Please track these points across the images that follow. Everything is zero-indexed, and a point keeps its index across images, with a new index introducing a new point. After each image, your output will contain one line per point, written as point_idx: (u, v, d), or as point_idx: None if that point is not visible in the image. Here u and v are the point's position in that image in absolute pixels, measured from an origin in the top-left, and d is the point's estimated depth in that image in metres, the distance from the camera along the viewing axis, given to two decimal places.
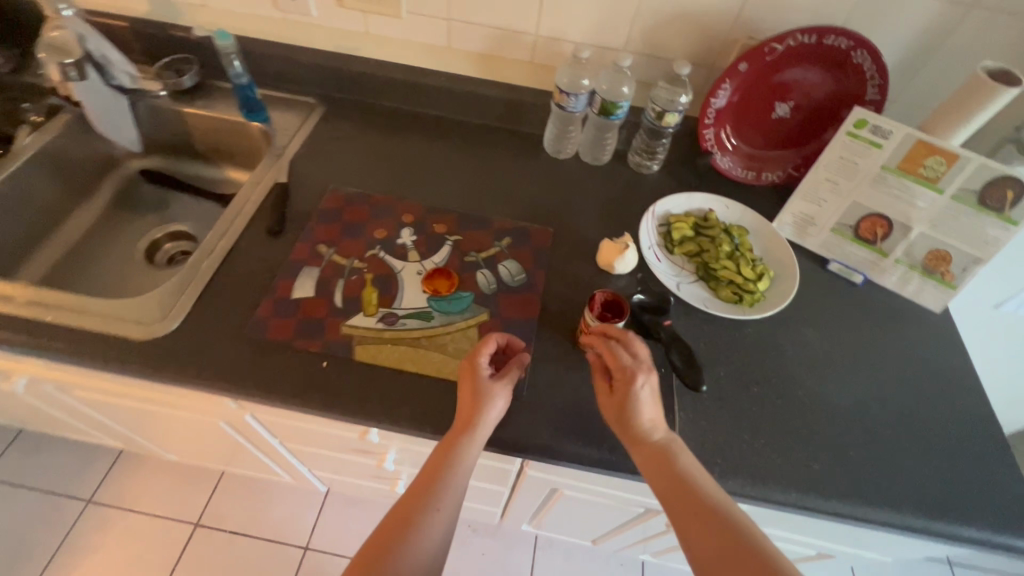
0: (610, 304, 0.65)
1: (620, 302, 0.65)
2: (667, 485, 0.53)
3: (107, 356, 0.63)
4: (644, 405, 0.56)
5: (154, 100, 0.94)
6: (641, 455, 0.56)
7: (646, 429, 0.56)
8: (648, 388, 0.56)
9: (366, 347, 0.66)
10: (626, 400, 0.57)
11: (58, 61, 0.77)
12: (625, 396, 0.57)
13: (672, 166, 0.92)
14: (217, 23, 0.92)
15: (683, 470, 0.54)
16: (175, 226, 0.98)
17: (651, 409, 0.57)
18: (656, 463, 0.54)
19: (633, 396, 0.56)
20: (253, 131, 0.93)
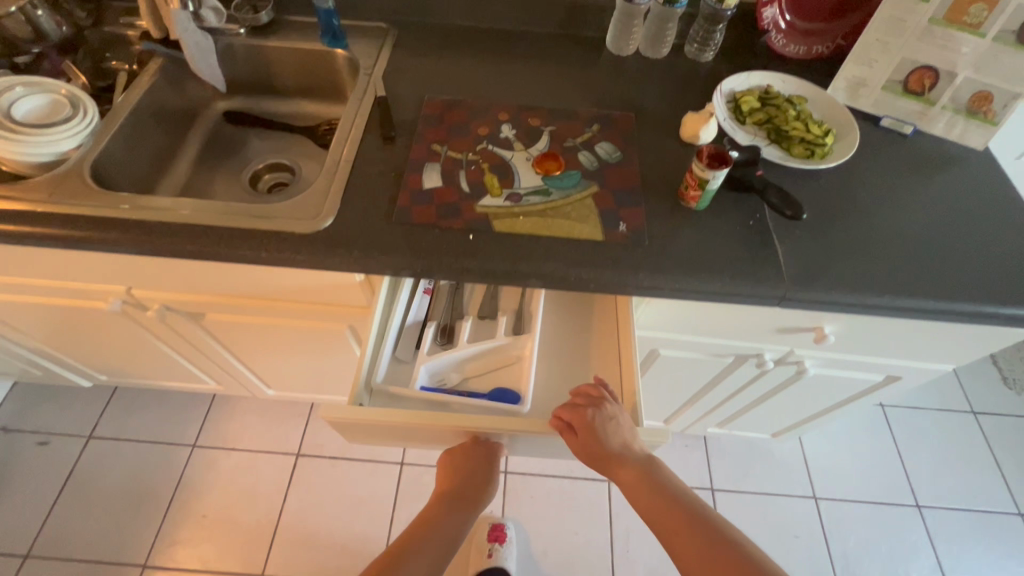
0: (716, 156, 0.75)
1: (723, 154, 0.74)
2: (647, 496, 0.69)
3: (282, 249, 0.71)
4: (618, 437, 0.70)
5: (233, 39, 0.98)
6: (625, 475, 0.70)
7: (624, 454, 0.70)
8: (604, 425, 0.69)
9: (502, 220, 0.75)
10: (595, 435, 0.69)
11: None
12: (593, 435, 0.69)
13: (727, 51, 1.00)
14: None
15: (660, 482, 0.70)
16: (270, 158, 1.04)
17: (619, 436, 0.70)
18: (637, 484, 0.70)
19: (602, 429, 0.69)
20: (335, 59, 0.99)
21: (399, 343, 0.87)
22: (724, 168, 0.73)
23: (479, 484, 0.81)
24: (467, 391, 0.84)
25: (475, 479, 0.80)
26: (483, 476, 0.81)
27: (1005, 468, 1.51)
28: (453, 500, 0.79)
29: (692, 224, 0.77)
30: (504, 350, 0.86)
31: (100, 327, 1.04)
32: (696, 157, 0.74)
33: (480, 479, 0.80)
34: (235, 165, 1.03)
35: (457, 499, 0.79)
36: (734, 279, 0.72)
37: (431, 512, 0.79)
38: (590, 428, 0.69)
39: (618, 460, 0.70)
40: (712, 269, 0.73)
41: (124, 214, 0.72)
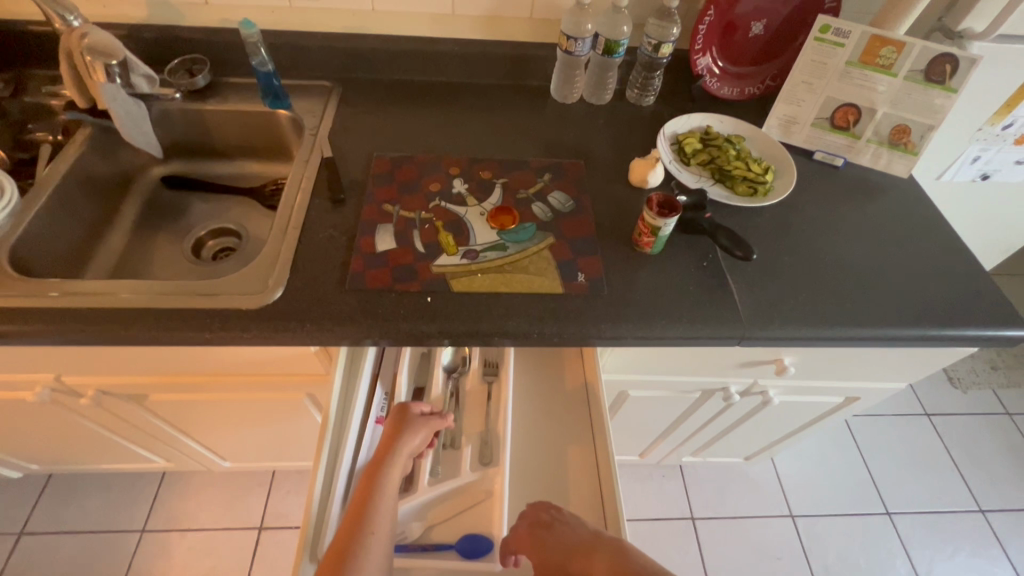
0: (665, 204, 0.76)
1: (671, 202, 0.76)
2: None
3: (229, 327, 0.67)
4: (567, 538, 0.64)
5: (168, 103, 0.95)
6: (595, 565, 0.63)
7: (590, 548, 0.64)
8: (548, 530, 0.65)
9: (460, 279, 0.74)
10: (546, 544, 0.64)
11: (103, 62, 0.80)
12: (541, 543, 0.64)
13: (666, 95, 1.04)
14: (224, 19, 0.95)
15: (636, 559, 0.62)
16: (213, 224, 0.99)
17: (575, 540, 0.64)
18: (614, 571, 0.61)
19: (550, 534, 0.64)
20: (278, 119, 0.97)
21: (348, 497, 0.71)
22: (676, 215, 0.74)
23: (400, 446, 0.70)
24: (433, 547, 0.71)
25: (398, 435, 0.70)
26: (407, 432, 0.71)
27: (962, 467, 1.58)
28: (383, 464, 0.68)
29: (651, 268, 0.77)
30: (473, 486, 0.74)
31: (28, 416, 0.95)
32: (646, 207, 0.75)
33: (402, 443, 0.70)
34: (175, 232, 0.98)
35: (388, 463, 0.68)
36: (693, 321, 0.73)
37: (362, 488, 0.66)
38: (536, 540, 0.64)
39: (576, 557, 0.63)
40: (671, 314, 0.73)
41: (54, 301, 0.67)
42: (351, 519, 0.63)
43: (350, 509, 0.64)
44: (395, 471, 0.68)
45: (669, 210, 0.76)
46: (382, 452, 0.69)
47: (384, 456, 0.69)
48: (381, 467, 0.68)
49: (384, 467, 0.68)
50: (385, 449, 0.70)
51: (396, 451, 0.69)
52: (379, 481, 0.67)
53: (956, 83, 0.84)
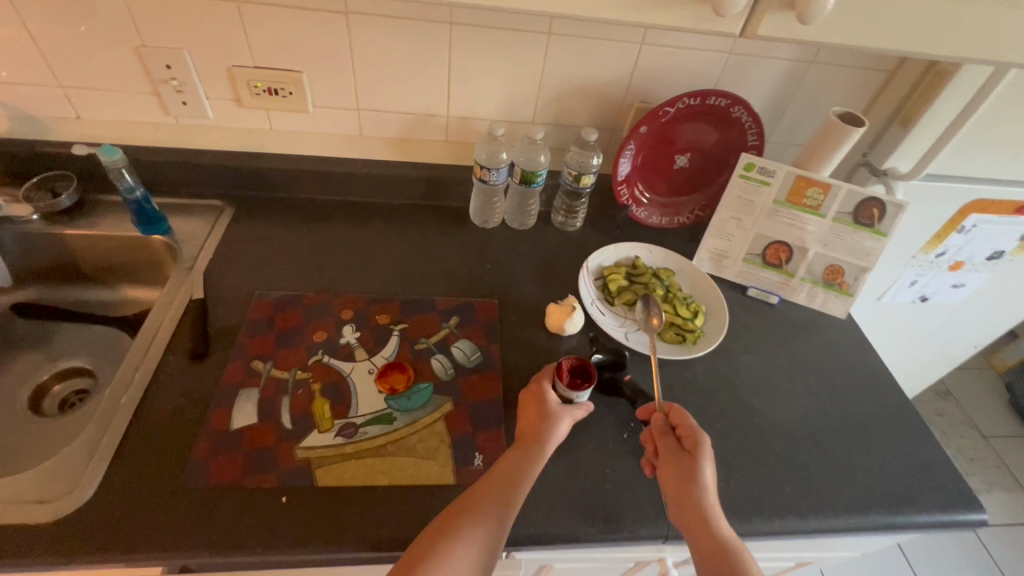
0: (573, 367, 0.68)
1: (582, 365, 0.68)
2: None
3: (6, 553, 0.52)
4: (698, 499, 0.57)
5: (23, 227, 0.83)
6: (701, 536, 0.55)
7: (710, 514, 0.57)
8: (685, 437, 0.62)
9: (328, 468, 0.61)
10: (673, 474, 0.60)
11: None
12: (670, 467, 0.60)
13: (594, 220, 0.97)
14: (96, 134, 0.85)
15: (741, 562, 0.53)
16: (65, 363, 0.85)
17: (696, 503, 0.57)
18: (707, 552, 0.54)
19: (682, 459, 0.60)
20: (154, 244, 0.85)
21: None
22: (592, 386, 0.66)
23: (542, 440, 0.61)
24: None
25: (546, 429, 0.61)
26: (551, 424, 0.62)
27: None
28: (512, 456, 0.59)
29: (561, 445, 0.66)
30: None
31: None
32: (556, 378, 0.66)
33: (551, 436, 0.61)
34: (15, 376, 0.82)
35: (532, 455, 0.59)
36: (607, 520, 0.61)
37: (491, 480, 0.56)
38: (664, 449, 0.62)
39: (694, 525, 0.56)
40: (583, 512, 0.62)
41: None
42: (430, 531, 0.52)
43: (467, 498, 0.54)
44: (530, 471, 0.58)
45: (584, 377, 0.67)
46: (530, 442, 0.60)
47: (532, 449, 0.59)
48: (516, 460, 0.58)
49: (515, 466, 0.58)
50: (530, 438, 0.61)
51: (540, 449, 0.60)
52: (504, 480, 0.56)
53: (885, 227, 0.81)
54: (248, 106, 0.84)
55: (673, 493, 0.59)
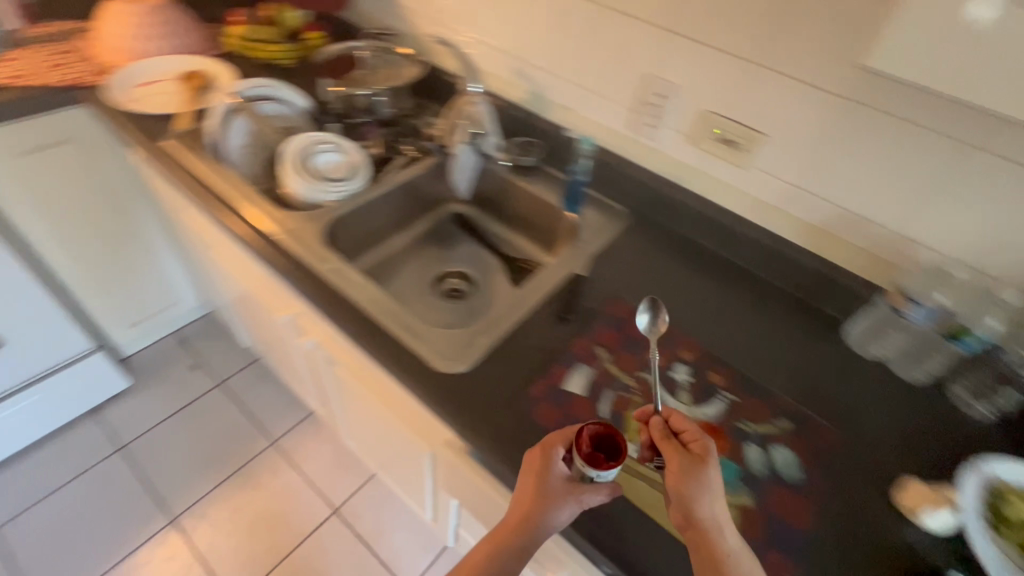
0: (595, 435, 0.57)
1: (614, 434, 0.57)
2: None
3: (406, 374, 0.72)
4: (687, 500, 0.54)
5: (494, 167, 1.10)
6: (694, 532, 0.54)
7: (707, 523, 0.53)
8: (691, 443, 0.58)
9: (620, 474, 0.65)
10: (680, 479, 0.55)
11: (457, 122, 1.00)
12: (676, 475, 0.56)
13: (1009, 421, 0.75)
14: (572, 124, 1.07)
15: None
16: (463, 267, 1.12)
17: (704, 527, 0.53)
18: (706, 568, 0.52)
19: (682, 466, 0.56)
20: (562, 217, 1.03)
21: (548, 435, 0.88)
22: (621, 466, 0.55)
23: (527, 536, 0.58)
24: None
25: (541, 514, 0.57)
26: (540, 510, 0.57)
27: None
28: (489, 548, 0.59)
29: None
30: None
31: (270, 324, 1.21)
32: (561, 449, 0.59)
33: (539, 530, 0.57)
34: (436, 259, 1.13)
35: (516, 546, 0.58)
36: None
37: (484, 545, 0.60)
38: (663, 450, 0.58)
39: (696, 534, 0.53)
40: None
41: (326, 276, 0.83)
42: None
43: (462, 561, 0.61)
44: (509, 559, 0.58)
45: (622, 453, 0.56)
46: (507, 534, 0.58)
47: (508, 540, 0.58)
48: (493, 552, 0.59)
49: (490, 551, 0.59)
50: (505, 530, 0.59)
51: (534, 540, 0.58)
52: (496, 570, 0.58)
53: None
54: (696, 145, 0.93)
55: (677, 501, 0.55)
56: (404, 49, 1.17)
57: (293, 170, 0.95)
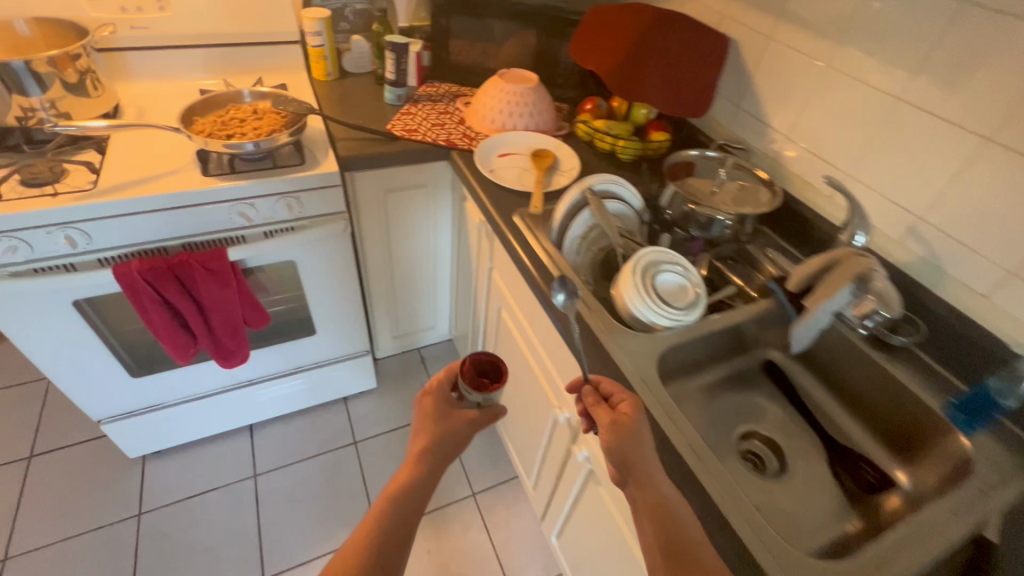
0: (477, 365, 0.79)
1: (490, 363, 0.79)
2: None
3: None
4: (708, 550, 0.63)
5: (845, 330, 0.92)
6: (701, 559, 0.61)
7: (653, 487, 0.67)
8: (612, 397, 0.77)
9: None
10: (609, 436, 0.71)
11: (845, 277, 0.85)
12: (607, 429, 0.72)
13: None
14: (981, 315, 0.86)
15: None
16: (771, 431, 0.94)
17: (643, 491, 0.67)
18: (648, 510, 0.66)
19: (619, 432, 0.71)
20: (943, 431, 0.80)
21: None
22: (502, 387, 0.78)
23: (424, 463, 0.78)
24: None
25: (435, 436, 0.80)
26: (434, 439, 0.79)
27: None
28: (406, 474, 0.77)
29: None
30: None
31: (535, 402, 1.21)
32: (462, 376, 0.79)
33: (426, 448, 0.79)
34: (741, 410, 0.97)
35: (419, 470, 0.77)
36: None
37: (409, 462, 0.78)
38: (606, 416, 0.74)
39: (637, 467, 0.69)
40: None
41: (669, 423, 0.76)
42: (376, 515, 0.72)
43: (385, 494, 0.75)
44: (418, 483, 0.76)
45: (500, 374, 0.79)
46: (414, 457, 0.79)
47: (413, 466, 0.77)
48: (409, 477, 0.77)
49: (411, 483, 0.76)
50: (414, 460, 0.78)
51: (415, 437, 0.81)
52: (410, 489, 0.75)
53: None
54: None
55: (620, 459, 0.70)
56: (759, 173, 1.10)
57: (635, 281, 0.89)
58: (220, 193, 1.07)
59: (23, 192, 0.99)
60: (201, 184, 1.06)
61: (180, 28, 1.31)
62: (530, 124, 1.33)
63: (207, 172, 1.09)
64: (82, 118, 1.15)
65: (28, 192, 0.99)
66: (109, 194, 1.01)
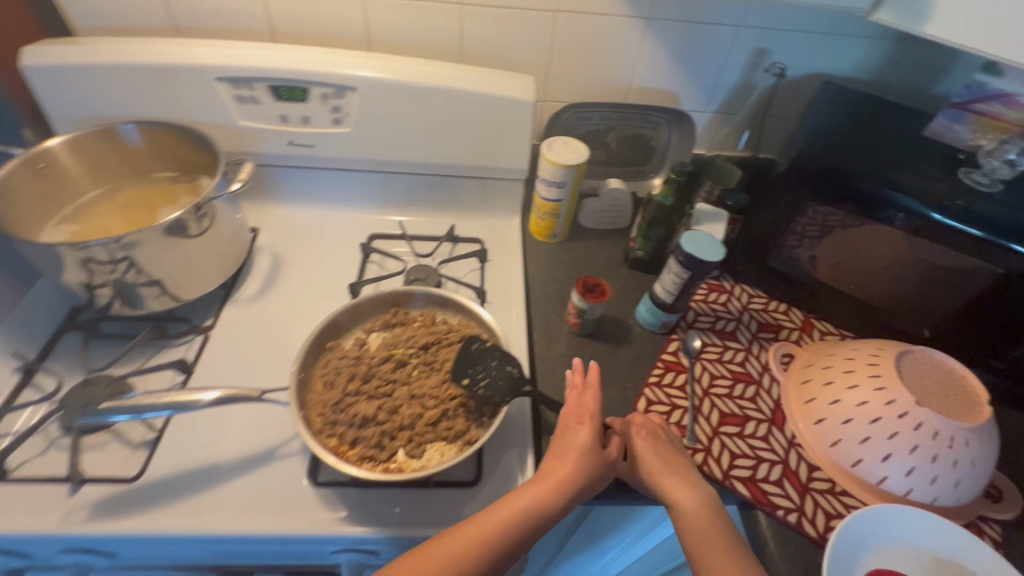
0: (584, 288, 0.75)
1: (594, 283, 0.75)
2: (688, 505, 0.55)
3: None
4: (710, 532, 0.52)
5: None
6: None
7: (693, 483, 0.57)
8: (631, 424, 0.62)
9: None
10: (653, 452, 0.59)
11: None
12: (644, 443, 0.60)
13: None
14: None
15: None
16: None
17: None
18: (694, 518, 0.54)
19: (656, 445, 0.60)
20: None
21: None
22: (606, 297, 0.74)
23: (565, 495, 0.52)
24: None
25: (584, 477, 0.53)
26: (584, 470, 0.54)
27: None
28: (534, 498, 0.52)
29: None
30: None
31: None
32: (598, 412, 0.59)
33: (580, 488, 0.53)
34: None
35: (547, 496, 0.52)
36: None
37: (541, 486, 0.53)
38: (671, 460, 0.59)
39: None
40: None
41: None
42: (484, 543, 0.49)
43: (483, 526, 0.50)
44: (546, 515, 0.51)
45: (602, 292, 0.75)
46: (557, 488, 0.53)
47: (557, 498, 0.52)
48: (542, 499, 0.52)
49: (545, 513, 0.51)
50: (557, 483, 0.53)
51: (533, 483, 0.53)
52: (530, 523, 0.51)
53: None
54: None
55: None
56: None
57: None
58: (320, 539, 0.58)
59: (44, 459, 0.61)
60: (295, 513, 0.59)
61: (361, 148, 0.83)
62: (944, 497, 0.61)
63: (316, 484, 0.61)
64: (189, 296, 0.74)
65: (51, 460, 0.61)
66: (149, 513, 0.57)
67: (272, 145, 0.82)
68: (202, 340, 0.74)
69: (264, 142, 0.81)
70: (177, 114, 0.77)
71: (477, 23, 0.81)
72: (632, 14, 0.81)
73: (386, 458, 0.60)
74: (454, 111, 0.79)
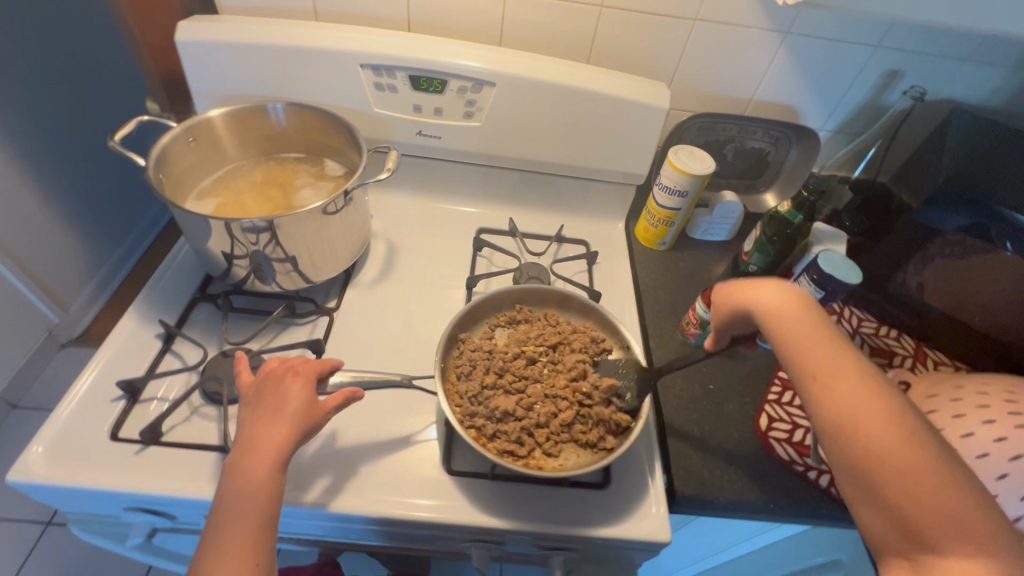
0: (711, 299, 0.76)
1: None
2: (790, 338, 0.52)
3: None
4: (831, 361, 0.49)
5: None
6: (875, 435, 0.44)
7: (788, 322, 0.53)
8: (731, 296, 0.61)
9: None
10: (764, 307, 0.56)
11: None
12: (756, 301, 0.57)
13: None
14: None
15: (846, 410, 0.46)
16: None
17: (850, 383, 0.47)
18: (802, 343, 0.52)
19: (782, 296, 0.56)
20: None
21: None
22: None
23: (274, 441, 0.51)
24: None
25: (292, 416, 0.53)
26: (286, 414, 0.53)
27: None
28: (244, 464, 0.50)
29: None
30: None
31: None
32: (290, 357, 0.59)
33: (286, 432, 0.52)
34: None
35: (262, 449, 0.51)
36: None
37: (251, 446, 0.51)
38: (766, 308, 0.56)
39: (831, 396, 0.47)
40: None
41: None
42: (243, 506, 0.48)
43: (236, 495, 0.49)
44: (278, 458, 0.51)
45: None
46: (269, 442, 0.51)
47: (275, 447, 0.51)
48: (264, 451, 0.51)
49: (279, 456, 0.51)
50: (269, 439, 0.52)
51: (245, 447, 0.52)
52: (262, 474, 0.50)
53: None
54: None
55: None
56: None
57: None
58: (460, 526, 0.60)
59: (189, 426, 0.63)
60: (437, 498, 0.60)
61: (483, 142, 0.84)
62: None
63: (450, 472, 0.62)
64: (318, 278, 0.76)
65: (196, 427, 0.63)
66: (298, 488, 0.59)
67: (399, 133, 0.83)
68: (327, 320, 0.75)
69: (393, 130, 0.82)
70: (315, 97, 0.79)
71: (611, 28, 0.81)
72: (769, 27, 0.80)
73: (525, 454, 0.61)
74: (583, 112, 0.79)
